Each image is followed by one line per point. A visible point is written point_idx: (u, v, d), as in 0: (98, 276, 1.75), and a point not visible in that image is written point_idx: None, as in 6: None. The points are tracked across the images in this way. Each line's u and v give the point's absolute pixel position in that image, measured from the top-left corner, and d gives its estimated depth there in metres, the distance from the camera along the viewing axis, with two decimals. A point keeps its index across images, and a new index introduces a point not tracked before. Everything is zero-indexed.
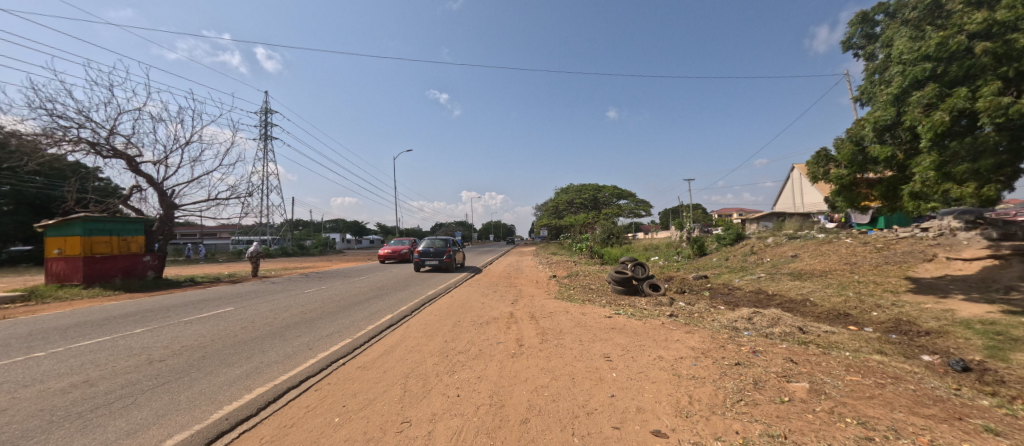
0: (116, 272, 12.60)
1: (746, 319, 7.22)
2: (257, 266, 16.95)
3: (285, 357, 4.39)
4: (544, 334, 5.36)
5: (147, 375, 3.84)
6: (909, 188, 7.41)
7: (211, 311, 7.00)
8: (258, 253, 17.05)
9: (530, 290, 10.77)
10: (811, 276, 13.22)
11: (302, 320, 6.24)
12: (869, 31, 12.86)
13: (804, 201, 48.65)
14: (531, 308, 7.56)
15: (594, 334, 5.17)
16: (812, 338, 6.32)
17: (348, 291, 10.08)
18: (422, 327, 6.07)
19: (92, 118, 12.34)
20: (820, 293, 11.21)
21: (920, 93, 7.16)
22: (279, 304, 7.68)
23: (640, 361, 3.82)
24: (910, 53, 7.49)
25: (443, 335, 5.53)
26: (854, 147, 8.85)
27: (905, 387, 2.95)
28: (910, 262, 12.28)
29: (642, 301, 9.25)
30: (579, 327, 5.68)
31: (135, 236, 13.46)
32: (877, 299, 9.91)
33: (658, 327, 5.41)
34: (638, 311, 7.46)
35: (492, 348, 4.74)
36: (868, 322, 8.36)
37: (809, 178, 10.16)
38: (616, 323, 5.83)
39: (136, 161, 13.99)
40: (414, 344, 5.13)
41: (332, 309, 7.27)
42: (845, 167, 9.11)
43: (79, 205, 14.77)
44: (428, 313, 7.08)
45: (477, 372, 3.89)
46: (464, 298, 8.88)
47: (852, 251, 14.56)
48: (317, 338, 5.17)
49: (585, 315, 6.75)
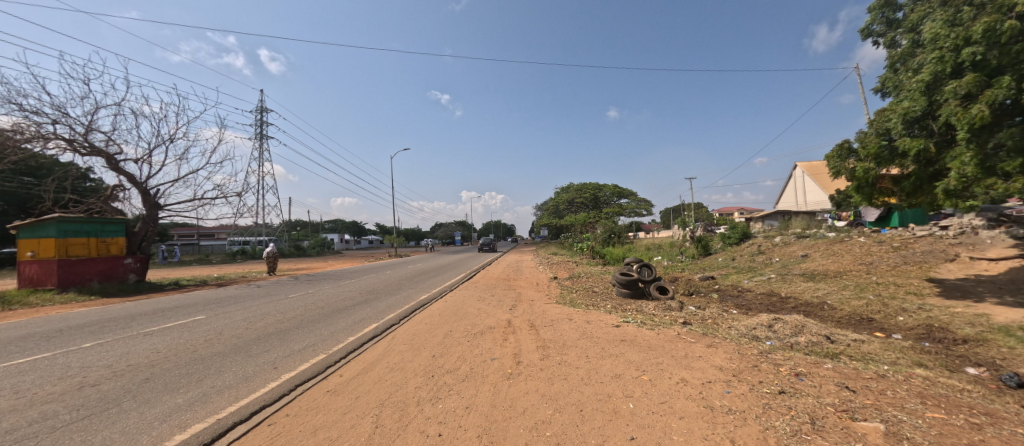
0: (93, 275, 11.97)
1: (767, 327, 6.58)
2: (274, 264, 18.35)
3: (241, 379, 3.75)
4: (545, 347, 4.74)
5: (70, 405, 3.20)
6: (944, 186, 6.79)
7: (181, 320, 6.39)
8: (276, 255, 18.23)
9: (530, 294, 10.11)
10: (825, 277, 12.55)
11: (274, 332, 5.57)
12: (891, 17, 12.26)
13: (807, 201, 47.89)
14: (530, 315, 6.91)
15: (601, 348, 4.54)
16: (841, 349, 5.70)
17: (335, 296, 9.38)
18: (409, 338, 5.47)
19: (68, 113, 11.68)
20: (837, 296, 10.55)
21: (956, 83, 6.54)
22: (254, 312, 7.04)
23: (660, 387, 3.19)
24: (948, 38, 6.89)
25: (430, 349, 4.91)
26: (882, 138, 8.21)
27: (1010, 430, 2.32)
28: (931, 262, 11.63)
29: (649, 306, 8.62)
30: (585, 338, 5.05)
31: (115, 238, 12.86)
32: (901, 302, 9.25)
33: (675, 340, 4.77)
34: (648, 318, 6.81)
35: (485, 367, 4.11)
36: (896, 329, 7.71)
37: (830, 173, 9.53)
38: (627, 334, 5.18)
39: (117, 159, 13.39)
40: (396, 361, 4.51)
41: (313, 318, 6.63)
42: (870, 160, 8.48)
43: (58, 206, 14.15)
44: (417, 322, 6.46)
45: (465, 400, 3.26)
46: (458, 304, 8.23)
47: (868, 251, 13.89)
48: (286, 355, 4.52)
49: (590, 323, 6.11)
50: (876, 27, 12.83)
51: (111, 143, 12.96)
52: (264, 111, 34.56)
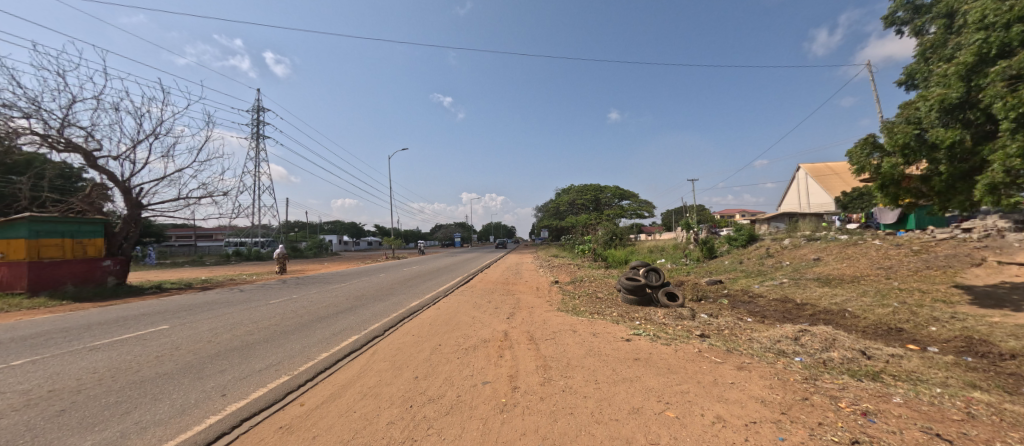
0: (69, 278, 11.35)
1: (792, 341, 5.89)
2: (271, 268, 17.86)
3: (176, 412, 3.07)
4: (546, 368, 4.05)
5: None
6: (986, 181, 6.15)
7: (142, 331, 5.75)
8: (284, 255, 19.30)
9: (530, 299, 9.48)
10: (842, 282, 11.86)
11: (239, 346, 4.91)
12: (916, 3, 11.62)
13: (810, 201, 47.04)
14: (530, 326, 6.24)
15: (613, 369, 3.85)
16: (881, 368, 5.05)
17: (320, 302, 8.71)
18: (392, 354, 4.81)
19: (42, 107, 11.13)
20: (858, 303, 9.86)
21: (1007, 63, 5.97)
22: (225, 321, 6.37)
23: (691, 430, 2.52)
24: (999, 15, 6.31)
25: (414, 369, 4.24)
26: (913, 130, 7.57)
27: None
28: (957, 266, 10.92)
29: (659, 314, 7.98)
30: (593, 356, 4.36)
31: (93, 239, 12.27)
32: (931, 311, 8.56)
33: (698, 358, 4.10)
34: (660, 330, 6.11)
35: (475, 394, 3.45)
36: (930, 341, 7.04)
37: (852, 170, 8.85)
38: (640, 351, 4.49)
39: (95, 156, 12.81)
40: (373, 384, 3.85)
41: (288, 328, 5.96)
42: (897, 154, 7.85)
43: (36, 204, 13.55)
44: (404, 334, 5.79)
45: (447, 444, 2.59)
46: (451, 311, 7.56)
47: (885, 255, 13.18)
48: (242, 377, 3.84)
49: (597, 336, 5.42)
50: (900, 14, 12.19)
51: (89, 140, 12.38)
52: (261, 110, 34.12)
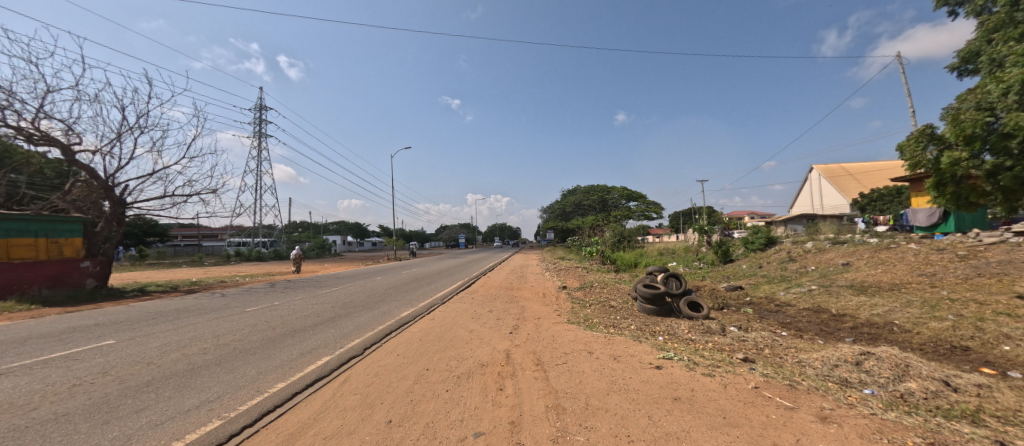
0: (41, 279, 10.64)
1: (854, 366, 4.87)
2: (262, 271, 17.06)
3: None
4: (558, 411, 3.10)
5: None
6: None
7: (80, 348, 4.87)
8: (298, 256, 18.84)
9: (536, 309, 8.50)
10: (880, 290, 10.73)
11: (179, 372, 3.98)
12: None
13: (824, 204, 45.55)
14: (537, 344, 5.28)
15: (648, 417, 2.89)
16: (979, 407, 4.00)
17: (302, 309, 7.84)
18: (365, 384, 3.86)
19: (15, 96, 10.45)
20: (905, 315, 8.74)
21: None
22: (184, 335, 5.50)
23: None
24: None
25: (389, 409, 3.30)
26: (983, 116, 6.48)
27: None
28: (1013, 274, 9.75)
29: (683, 328, 6.97)
30: (619, 393, 3.39)
31: (70, 239, 11.55)
32: (997, 326, 7.43)
33: (763, 402, 3.09)
34: (693, 351, 5.09)
35: None
36: (1009, 364, 5.94)
37: (906, 166, 7.85)
38: (678, 386, 3.51)
39: (75, 151, 12.11)
40: (331, 432, 2.91)
41: (252, 346, 5.08)
42: (961, 146, 6.85)
43: (16, 202, 12.89)
44: (387, 355, 4.84)
45: None
46: (446, 324, 6.63)
47: (925, 260, 12.00)
48: (158, 422, 2.91)
49: (620, 361, 4.43)
50: None
51: (68, 132, 11.69)
52: (264, 109, 33.76)
